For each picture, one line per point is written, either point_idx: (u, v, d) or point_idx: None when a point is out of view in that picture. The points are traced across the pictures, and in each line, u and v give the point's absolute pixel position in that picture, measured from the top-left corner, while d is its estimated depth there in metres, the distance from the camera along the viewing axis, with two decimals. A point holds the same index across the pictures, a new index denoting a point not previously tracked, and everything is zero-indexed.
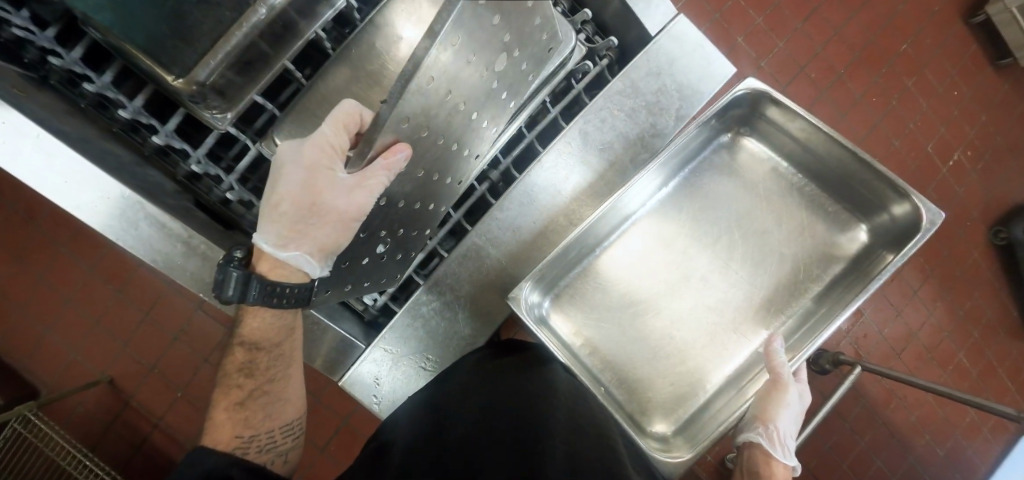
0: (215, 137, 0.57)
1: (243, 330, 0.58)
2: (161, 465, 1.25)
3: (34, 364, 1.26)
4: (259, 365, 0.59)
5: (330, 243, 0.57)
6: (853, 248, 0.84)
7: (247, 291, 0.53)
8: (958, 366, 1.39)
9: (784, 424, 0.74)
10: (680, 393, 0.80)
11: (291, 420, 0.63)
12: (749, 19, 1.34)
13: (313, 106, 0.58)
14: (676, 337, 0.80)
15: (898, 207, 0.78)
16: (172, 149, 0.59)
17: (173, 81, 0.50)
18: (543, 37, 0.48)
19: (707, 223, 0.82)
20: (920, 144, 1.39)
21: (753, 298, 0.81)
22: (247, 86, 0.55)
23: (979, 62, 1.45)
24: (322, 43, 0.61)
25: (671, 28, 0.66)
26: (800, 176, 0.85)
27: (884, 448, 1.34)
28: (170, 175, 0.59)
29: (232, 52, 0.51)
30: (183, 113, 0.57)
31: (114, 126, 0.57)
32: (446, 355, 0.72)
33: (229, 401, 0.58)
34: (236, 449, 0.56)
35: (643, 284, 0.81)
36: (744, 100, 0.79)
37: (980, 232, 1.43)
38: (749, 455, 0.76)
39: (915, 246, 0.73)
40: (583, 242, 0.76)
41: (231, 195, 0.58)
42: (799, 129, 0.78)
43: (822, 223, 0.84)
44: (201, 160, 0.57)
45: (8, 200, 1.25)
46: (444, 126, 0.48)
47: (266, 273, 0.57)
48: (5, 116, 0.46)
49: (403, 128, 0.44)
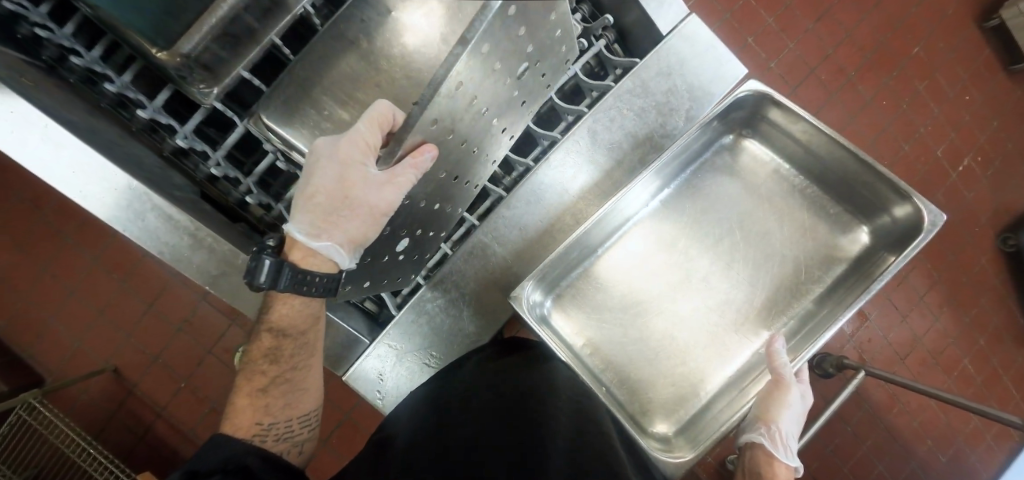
0: (203, 113, 0.56)
1: (271, 316, 0.56)
2: (166, 455, 1.26)
3: (39, 352, 1.27)
4: (283, 353, 0.58)
5: (360, 236, 0.56)
6: (854, 250, 0.83)
7: (278, 278, 0.52)
8: (962, 372, 1.38)
9: (785, 424, 0.73)
10: (681, 394, 0.79)
11: (308, 410, 0.62)
12: (761, 19, 1.33)
13: (319, 94, 0.58)
14: (677, 337, 0.79)
15: (899, 209, 0.77)
16: (159, 124, 0.58)
17: (157, 53, 0.50)
18: (561, 49, 0.51)
19: (708, 224, 0.82)
20: (930, 148, 1.38)
21: (754, 300, 0.81)
22: (236, 60, 0.55)
23: (991, 67, 1.44)
24: (311, 19, 0.60)
25: (683, 28, 0.65)
26: (802, 178, 0.84)
27: (886, 453, 1.33)
28: (157, 151, 0.58)
29: (218, 24, 0.50)
30: (172, 90, 0.56)
31: (102, 101, 0.57)
32: (451, 350, 0.72)
33: (252, 386, 0.57)
34: (255, 436, 0.55)
35: (644, 286, 0.80)
36: (747, 101, 0.78)
37: (989, 238, 1.42)
38: (751, 456, 0.74)
39: (917, 248, 0.72)
40: (584, 243, 0.75)
41: (214, 170, 0.56)
42: (801, 131, 0.77)
43: (823, 226, 0.83)
44: (188, 134, 0.55)
45: (14, 189, 1.26)
46: (466, 128, 0.48)
47: (298, 263, 0.55)
48: (14, 105, 0.45)
49: (431, 130, 0.44)
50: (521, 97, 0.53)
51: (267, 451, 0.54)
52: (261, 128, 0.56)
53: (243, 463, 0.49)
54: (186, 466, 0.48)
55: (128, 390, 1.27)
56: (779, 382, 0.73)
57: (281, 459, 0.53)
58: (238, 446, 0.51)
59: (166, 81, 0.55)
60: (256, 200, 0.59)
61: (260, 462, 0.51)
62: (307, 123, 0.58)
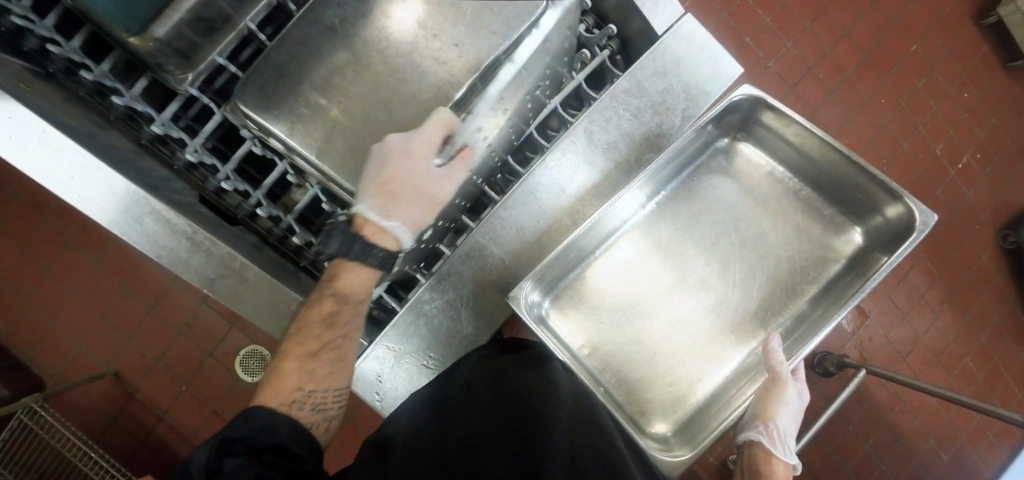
0: (179, 102, 0.55)
1: (339, 279, 0.55)
2: (167, 458, 1.26)
3: (38, 356, 1.27)
4: (342, 317, 0.56)
5: (421, 219, 0.60)
6: (847, 252, 0.83)
7: (351, 248, 0.55)
8: (964, 370, 1.38)
9: (783, 422, 0.74)
10: (679, 394, 0.79)
11: (345, 385, 0.58)
12: (758, 19, 1.33)
13: (307, 90, 0.51)
14: (676, 337, 0.80)
15: (891, 209, 0.77)
16: (137, 112, 0.56)
17: (127, 38, 0.48)
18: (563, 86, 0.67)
19: (705, 226, 0.82)
20: (929, 146, 1.38)
21: (751, 301, 0.81)
22: (209, 46, 0.53)
23: (989, 64, 1.44)
24: (286, 5, 0.58)
25: (678, 28, 0.65)
26: (796, 180, 0.84)
27: (888, 451, 1.33)
28: (134, 139, 0.57)
29: (191, 9, 0.48)
30: (151, 78, 0.55)
31: (80, 91, 0.55)
32: (445, 347, 0.71)
33: (301, 350, 0.55)
34: (294, 401, 0.52)
35: (641, 288, 0.80)
36: (742, 105, 0.78)
37: (988, 235, 1.42)
38: (750, 454, 0.74)
39: (908, 249, 0.72)
40: (582, 245, 0.76)
41: (188, 156, 0.54)
42: (795, 134, 0.77)
43: (817, 227, 0.84)
44: (165, 122, 0.54)
45: (14, 194, 1.26)
46: (497, 140, 0.60)
47: (368, 237, 0.56)
48: (12, 111, 0.46)
49: (477, 135, 0.55)
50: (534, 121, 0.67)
51: (301, 424, 0.51)
52: (238, 115, 0.52)
53: (274, 443, 0.47)
54: (219, 434, 0.46)
55: (130, 394, 1.27)
56: (776, 380, 0.73)
57: (312, 438, 0.51)
58: (271, 423, 0.48)
59: (145, 70, 0.55)
60: (232, 187, 0.56)
61: (291, 434, 0.49)
62: (289, 112, 0.52)
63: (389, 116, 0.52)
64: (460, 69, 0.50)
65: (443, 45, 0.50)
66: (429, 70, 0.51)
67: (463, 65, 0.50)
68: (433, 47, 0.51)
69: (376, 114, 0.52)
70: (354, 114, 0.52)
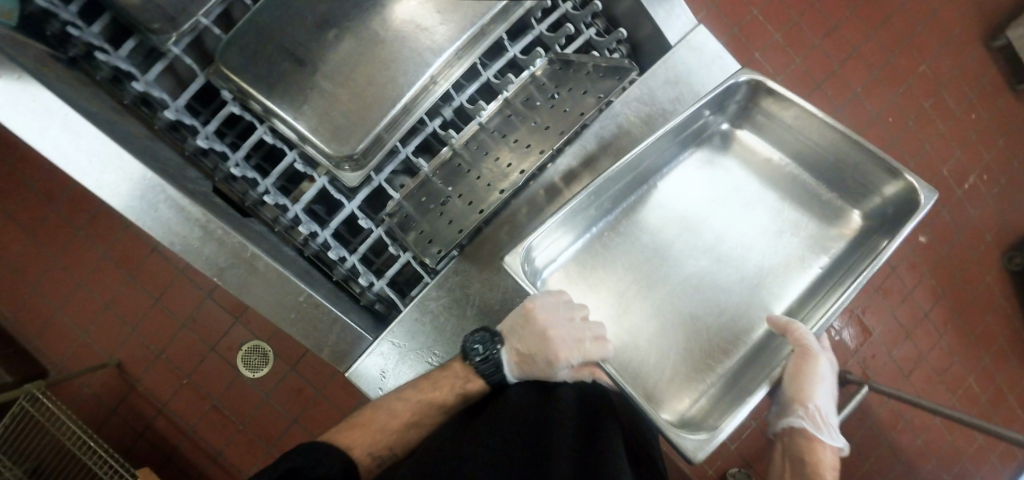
0: (164, 63, 0.54)
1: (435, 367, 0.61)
2: (165, 451, 1.26)
3: (42, 343, 1.27)
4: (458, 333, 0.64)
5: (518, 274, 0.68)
6: (847, 236, 0.76)
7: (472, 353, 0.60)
8: (967, 390, 1.37)
9: (822, 400, 0.66)
10: (681, 384, 0.69)
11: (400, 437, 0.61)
12: (768, 34, 1.35)
13: (319, 79, 0.53)
14: (672, 320, 0.71)
15: (889, 187, 0.71)
16: (123, 74, 0.56)
17: None
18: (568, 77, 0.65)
19: (703, 205, 0.76)
20: (935, 165, 1.39)
21: (751, 287, 0.73)
22: (195, 8, 0.53)
23: (997, 85, 1.45)
24: None
25: (691, 38, 0.66)
26: (795, 167, 0.78)
27: (890, 471, 1.32)
28: (117, 101, 0.56)
29: None
30: (140, 40, 0.55)
31: (70, 52, 0.55)
32: (408, 331, 0.63)
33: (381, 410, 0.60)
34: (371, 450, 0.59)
35: (638, 268, 0.73)
36: (742, 88, 0.71)
37: (993, 257, 1.42)
38: (789, 440, 0.68)
39: (908, 228, 0.65)
40: (577, 216, 0.68)
41: (167, 115, 0.53)
42: (796, 118, 0.72)
43: (816, 210, 0.77)
44: (148, 81, 0.53)
45: (27, 182, 1.28)
46: (506, 145, 0.65)
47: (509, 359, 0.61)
48: (36, 93, 0.46)
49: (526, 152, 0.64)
50: (540, 122, 0.64)
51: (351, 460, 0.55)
52: (219, 78, 0.54)
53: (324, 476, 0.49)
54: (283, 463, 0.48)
55: (132, 385, 1.27)
56: (806, 354, 0.63)
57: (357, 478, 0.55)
58: (322, 461, 0.51)
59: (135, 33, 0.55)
60: (209, 146, 0.56)
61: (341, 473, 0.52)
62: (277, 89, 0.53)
63: (371, 82, 0.52)
64: (441, 35, 0.51)
65: (427, 13, 0.52)
66: (411, 37, 0.52)
67: (445, 30, 0.51)
68: (416, 16, 0.52)
69: (358, 78, 0.52)
70: (339, 79, 0.53)
